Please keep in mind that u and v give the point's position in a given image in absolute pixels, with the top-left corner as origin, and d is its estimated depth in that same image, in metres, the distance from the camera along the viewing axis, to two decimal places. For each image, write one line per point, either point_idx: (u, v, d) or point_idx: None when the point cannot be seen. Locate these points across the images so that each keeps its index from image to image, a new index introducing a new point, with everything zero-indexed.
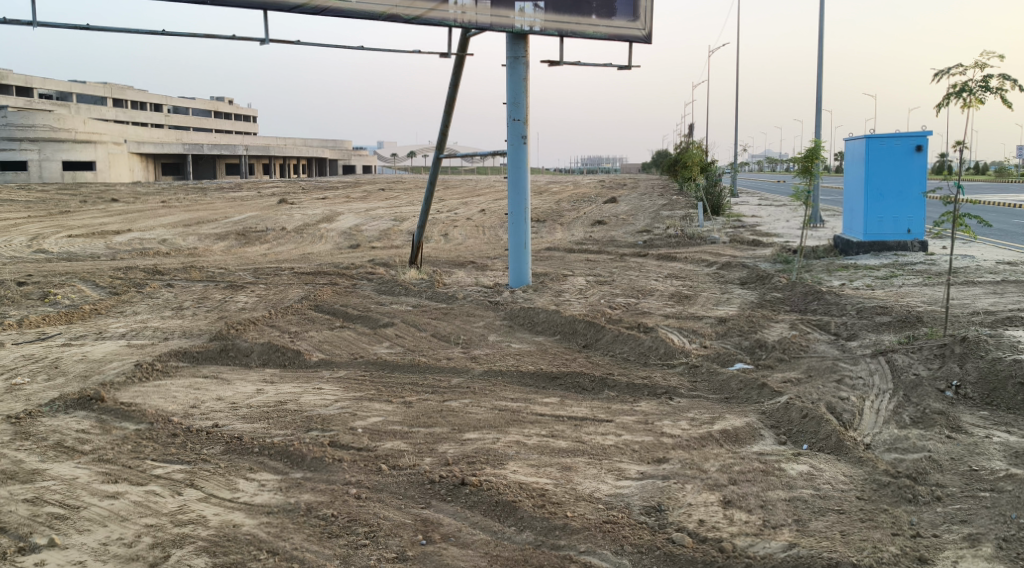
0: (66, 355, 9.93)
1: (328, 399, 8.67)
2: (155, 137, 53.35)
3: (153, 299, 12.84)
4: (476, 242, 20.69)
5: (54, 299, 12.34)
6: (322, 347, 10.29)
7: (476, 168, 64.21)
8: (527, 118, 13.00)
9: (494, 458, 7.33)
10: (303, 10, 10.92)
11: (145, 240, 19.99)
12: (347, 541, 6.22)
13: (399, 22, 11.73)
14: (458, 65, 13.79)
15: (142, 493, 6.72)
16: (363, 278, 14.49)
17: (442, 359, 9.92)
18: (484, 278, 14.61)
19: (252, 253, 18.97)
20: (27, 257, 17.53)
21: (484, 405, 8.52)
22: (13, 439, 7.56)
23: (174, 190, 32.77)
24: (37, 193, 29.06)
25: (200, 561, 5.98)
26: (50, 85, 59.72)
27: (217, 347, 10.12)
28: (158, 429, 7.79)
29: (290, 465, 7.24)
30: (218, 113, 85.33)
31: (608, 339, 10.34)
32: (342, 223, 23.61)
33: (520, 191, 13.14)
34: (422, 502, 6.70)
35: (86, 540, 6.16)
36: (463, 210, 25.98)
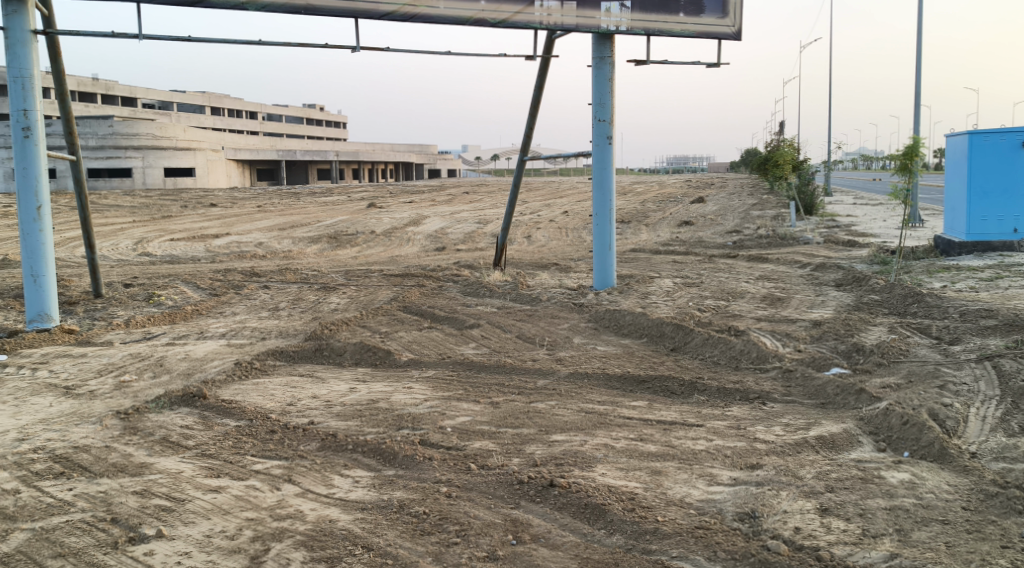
0: (170, 354, 10.31)
1: (418, 398, 8.77)
2: (250, 144, 54.98)
3: (251, 300, 13.26)
4: (560, 244, 20.74)
5: (159, 300, 12.84)
6: (412, 347, 10.44)
7: (563, 170, 64.18)
8: (613, 119, 12.89)
9: (582, 461, 7.31)
10: (393, 17, 11.33)
11: (242, 243, 20.65)
12: (439, 539, 6.29)
13: (486, 26, 11.89)
14: (545, 66, 13.81)
15: (243, 487, 6.93)
16: (450, 279, 14.68)
17: (528, 360, 9.95)
18: (569, 280, 14.59)
19: (344, 255, 19.38)
20: (133, 259, 18.31)
21: (571, 407, 8.51)
22: (123, 434, 7.89)
23: (268, 195, 33.80)
24: (141, 199, 30.27)
25: (298, 555, 6.13)
26: (153, 95, 62.09)
27: (312, 347, 10.37)
28: (257, 426, 8.02)
29: (382, 462, 7.36)
30: (310, 120, 87.47)
31: (697, 343, 10.20)
32: (429, 226, 23.92)
33: (606, 192, 13.06)
34: (512, 502, 6.73)
35: (191, 532, 6.37)
36: (547, 211, 26.06)
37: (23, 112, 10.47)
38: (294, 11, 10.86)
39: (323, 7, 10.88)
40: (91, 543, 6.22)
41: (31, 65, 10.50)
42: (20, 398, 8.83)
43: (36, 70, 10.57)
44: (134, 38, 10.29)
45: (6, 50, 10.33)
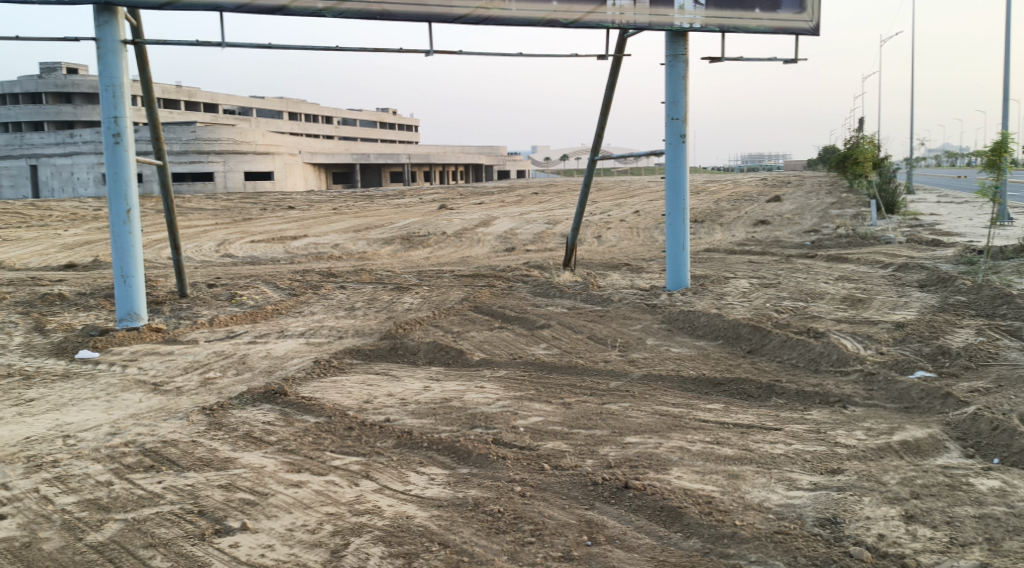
0: (252, 352, 10.56)
1: (490, 397, 8.83)
2: (325, 147, 55.99)
3: (328, 300, 13.49)
4: (632, 244, 20.60)
5: (240, 300, 13.16)
6: (483, 347, 10.49)
7: (635, 170, 63.65)
8: (686, 117, 12.73)
9: (657, 463, 7.25)
10: (465, 19, 11.45)
11: (318, 244, 21.04)
12: (514, 538, 6.32)
13: (558, 27, 11.89)
14: (616, 65, 13.75)
15: (323, 482, 7.06)
16: (521, 279, 14.72)
17: (600, 361, 9.91)
18: (642, 281, 14.48)
19: (416, 256, 19.60)
20: (216, 260, 18.83)
21: (645, 409, 8.45)
22: (208, 429, 8.11)
23: (343, 197, 34.39)
24: (223, 202, 31.09)
25: (376, 551, 6.22)
26: (233, 100, 63.70)
27: (387, 346, 10.52)
28: (336, 423, 8.17)
29: (457, 461, 7.42)
30: (384, 123, 88.63)
31: (775, 345, 10.03)
32: (499, 226, 24.00)
33: (679, 191, 12.91)
34: (586, 503, 6.71)
35: (274, 525, 6.51)
36: (619, 211, 25.91)
37: (113, 119, 10.82)
38: (370, 16, 11.08)
39: (398, 13, 11.14)
40: (180, 534, 6.40)
41: (120, 73, 10.86)
42: (111, 393, 9.16)
43: (125, 79, 10.93)
44: (217, 45, 10.62)
45: (97, 60, 10.70)
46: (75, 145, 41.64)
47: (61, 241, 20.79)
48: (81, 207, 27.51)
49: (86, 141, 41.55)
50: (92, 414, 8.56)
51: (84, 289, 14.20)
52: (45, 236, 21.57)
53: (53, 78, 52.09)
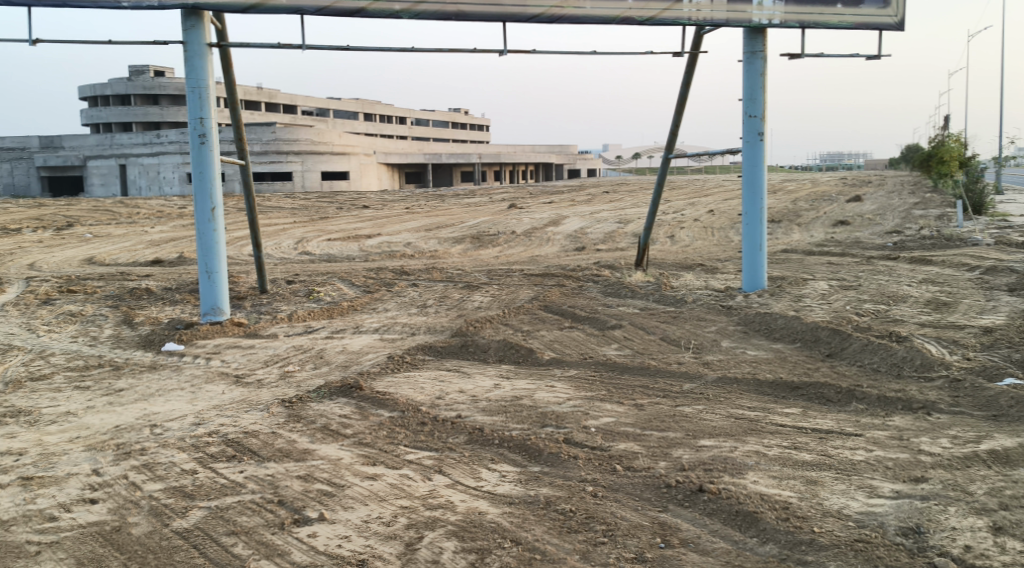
0: (329, 346, 10.75)
1: (561, 397, 8.82)
2: (399, 147, 56.62)
3: (401, 297, 13.65)
4: (705, 245, 20.34)
5: (317, 296, 13.40)
6: (554, 346, 10.49)
7: (709, 169, 62.78)
8: (764, 114, 12.49)
9: (733, 467, 7.15)
10: (539, 19, 11.45)
11: (391, 243, 21.27)
12: (587, 537, 6.30)
13: (633, 25, 11.85)
14: (692, 62, 13.58)
15: (397, 476, 7.15)
16: (591, 279, 14.67)
17: (673, 363, 9.81)
18: (716, 282, 14.28)
19: (487, 255, 19.68)
20: (294, 257, 19.21)
21: (720, 412, 8.33)
22: (287, 421, 8.29)
23: (415, 196, 34.73)
24: (301, 201, 31.71)
25: (450, 545, 6.27)
26: (312, 102, 64.92)
27: (459, 343, 10.60)
28: (409, 418, 8.26)
29: (528, 459, 7.43)
30: (456, 123, 89.27)
31: (856, 348, 9.79)
32: (570, 226, 23.95)
33: (756, 190, 12.69)
34: (659, 505, 6.65)
35: (350, 516, 6.62)
36: (692, 211, 25.61)
37: (198, 120, 11.11)
38: (446, 16, 11.19)
39: (473, 13, 11.22)
40: (261, 523, 6.55)
41: (206, 76, 11.15)
42: (195, 384, 9.42)
43: (210, 81, 11.23)
44: (298, 48, 10.87)
45: (184, 62, 11.02)
46: (161, 145, 42.93)
47: (147, 237, 21.48)
48: (166, 204, 28.34)
49: (172, 141, 42.39)
50: (178, 404, 8.81)
51: (170, 284, 14.63)
52: (133, 233, 22.31)
53: (142, 81, 53.77)
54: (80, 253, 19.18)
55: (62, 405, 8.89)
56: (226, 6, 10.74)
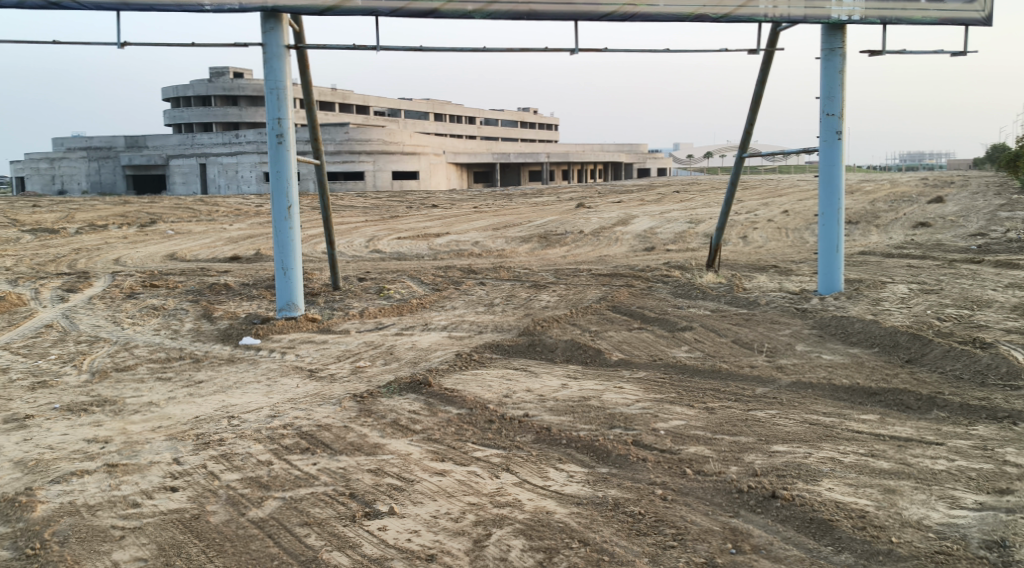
0: (399, 343, 10.86)
1: (630, 398, 8.76)
2: (470, 146, 56.90)
3: (469, 296, 13.72)
4: (778, 246, 19.97)
5: (387, 294, 13.56)
6: (622, 347, 10.42)
7: (783, 169, 61.51)
8: (843, 112, 12.19)
9: (807, 474, 7.00)
10: (612, 17, 11.41)
11: (460, 242, 21.39)
12: (656, 541, 6.24)
13: (707, 22, 11.72)
14: (768, 59, 13.34)
15: (465, 473, 7.19)
16: (660, 280, 14.53)
17: (746, 366, 9.64)
18: (789, 284, 14.01)
19: (555, 255, 19.64)
20: (365, 255, 19.45)
21: (794, 418, 8.17)
22: (358, 415, 8.40)
23: (483, 196, 34.86)
24: (372, 200, 32.08)
25: (518, 543, 6.28)
26: (384, 102, 65.70)
27: (526, 342, 10.61)
28: (477, 415, 8.29)
29: (596, 460, 7.40)
30: (525, 122, 89.41)
31: (937, 355, 9.51)
32: (638, 226, 23.77)
33: (833, 191, 12.41)
34: (730, 510, 6.55)
35: (419, 511, 6.67)
36: (765, 211, 25.16)
37: (276, 120, 11.34)
38: (518, 16, 11.23)
39: (545, 12, 11.20)
40: (333, 514, 6.65)
41: (283, 77, 11.36)
42: (271, 377, 9.62)
43: (288, 82, 11.43)
44: (374, 48, 11.06)
45: (263, 63, 11.24)
46: (239, 144, 43.92)
47: (226, 234, 22.01)
48: (242, 203, 29.01)
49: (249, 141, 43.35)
50: (254, 396, 9.01)
51: (247, 280, 14.95)
52: (212, 230, 22.89)
53: (221, 81, 55.12)
54: (162, 249, 19.77)
55: (145, 395, 9.17)
56: (304, 8, 10.91)
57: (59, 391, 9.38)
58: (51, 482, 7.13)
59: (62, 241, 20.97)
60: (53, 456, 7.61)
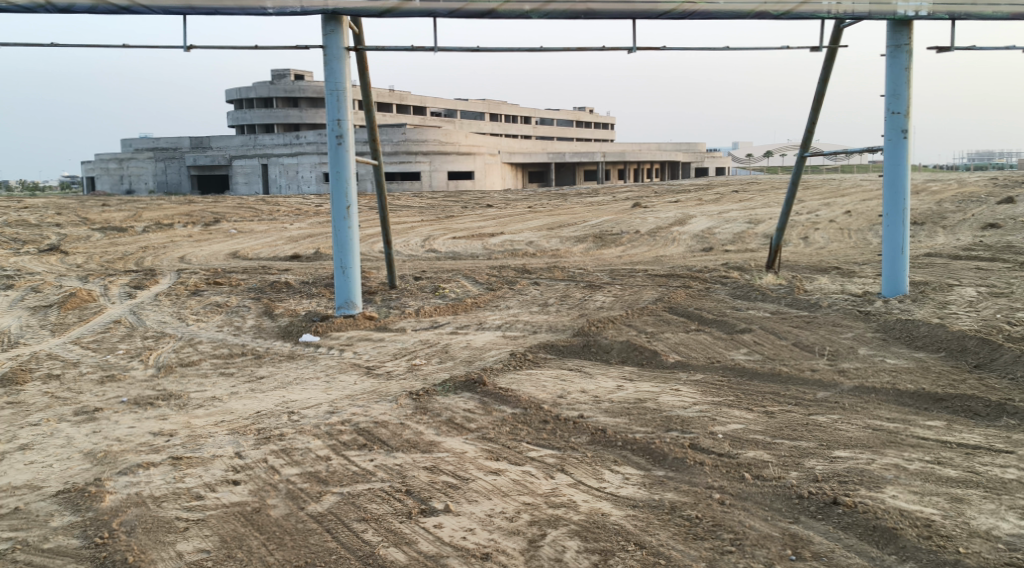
0: (454, 342, 10.91)
1: (687, 401, 8.67)
2: (525, 146, 56.90)
3: (523, 295, 13.72)
4: (840, 247, 19.60)
5: (443, 293, 13.62)
6: (679, 349, 10.32)
7: (846, 169, 60.17)
8: (909, 110, 11.90)
9: (870, 480, 6.85)
10: (670, 15, 11.31)
11: (515, 241, 21.40)
12: (713, 545, 6.17)
13: (768, 19, 11.54)
14: (831, 57, 13.10)
15: (520, 473, 7.19)
16: (718, 281, 14.36)
17: (806, 370, 9.47)
18: (852, 286, 13.74)
19: (610, 255, 19.55)
20: (421, 255, 19.57)
21: (856, 423, 8.00)
22: (414, 413, 8.46)
23: (538, 196, 34.77)
24: (428, 200, 32.29)
25: (573, 544, 6.26)
26: (440, 103, 66.06)
27: (581, 342, 10.57)
28: (531, 415, 8.28)
29: (652, 462, 7.34)
30: (581, 122, 89.16)
31: (1006, 360, 9.24)
32: (696, 226, 23.53)
33: (898, 190, 12.13)
34: (790, 516, 6.44)
35: (474, 510, 6.69)
36: (827, 211, 24.70)
37: (337, 121, 11.48)
38: (576, 15, 11.22)
39: (603, 11, 11.16)
40: (389, 511, 6.70)
41: (343, 79, 11.48)
42: (329, 374, 9.74)
43: (347, 84, 11.55)
44: (430, 49, 11.21)
45: (323, 65, 11.37)
46: (300, 145, 44.53)
47: (286, 233, 22.36)
48: (303, 203, 29.42)
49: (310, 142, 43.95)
50: (313, 393, 9.13)
51: (307, 278, 15.17)
52: (274, 229, 23.28)
53: (282, 82, 55.97)
54: (225, 247, 20.16)
55: (209, 390, 9.36)
56: (363, 11, 11.03)
57: (126, 385, 9.61)
58: (119, 474, 7.31)
59: (130, 239, 21.53)
60: (120, 449, 7.80)
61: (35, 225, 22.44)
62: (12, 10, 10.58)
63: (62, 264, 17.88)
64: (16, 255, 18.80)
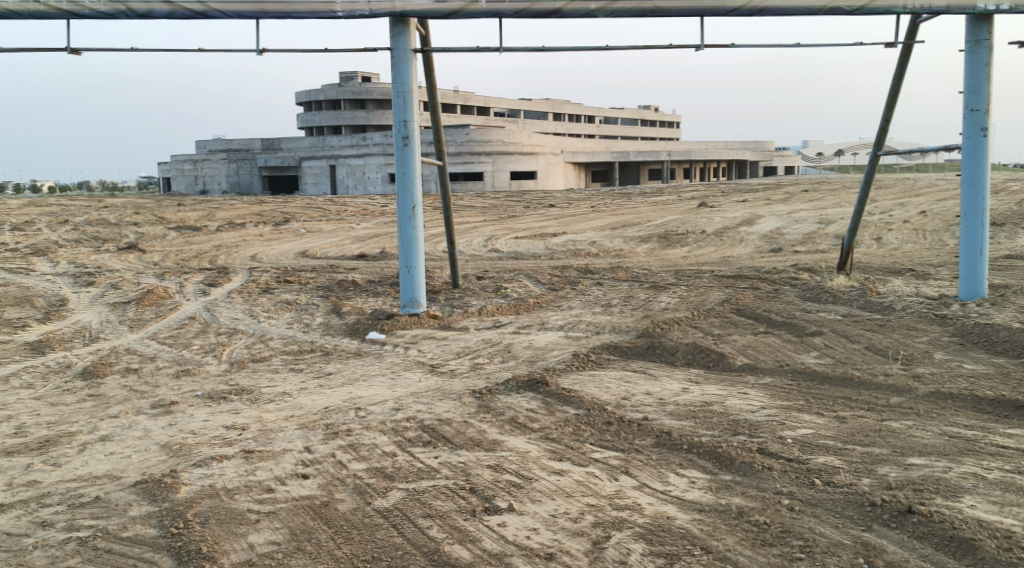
0: (516, 342, 10.93)
1: (754, 404, 8.54)
2: (590, 146, 56.69)
3: (586, 296, 13.68)
4: (914, 248, 19.07)
5: (505, 293, 13.65)
6: (746, 351, 10.17)
7: (920, 169, 58.56)
8: (989, 107, 11.53)
9: (947, 489, 6.66)
10: (740, 12, 11.14)
11: (579, 241, 21.34)
12: (782, 552, 6.07)
13: (841, 14, 11.30)
14: (907, 53, 12.76)
15: (584, 473, 7.17)
16: (786, 282, 14.12)
17: (880, 375, 9.24)
18: (927, 289, 13.34)
19: (674, 256, 19.35)
20: (484, 255, 19.64)
21: (932, 430, 7.79)
22: (477, 411, 8.50)
23: (602, 196, 34.52)
24: (491, 200, 32.38)
25: (638, 547, 6.22)
26: (505, 103, 66.20)
27: (645, 344, 10.49)
28: (595, 416, 8.25)
29: (719, 466, 7.25)
30: (645, 121, 88.50)
31: None
32: (764, 226, 23.14)
33: (977, 190, 11.77)
34: (862, 524, 6.31)
35: (538, 510, 6.69)
36: (900, 212, 24.06)
37: (403, 122, 11.59)
38: (642, 14, 11.15)
39: (669, 8, 11.06)
40: (453, 508, 6.74)
41: (410, 80, 11.56)
42: (394, 371, 9.85)
43: (414, 85, 11.65)
44: (495, 49, 11.30)
45: (390, 67, 11.47)
46: (366, 146, 45.06)
47: (353, 233, 22.67)
48: (369, 203, 29.77)
49: (376, 144, 44.46)
50: (379, 390, 9.24)
51: (373, 277, 15.36)
52: (341, 229, 23.61)
53: (350, 85, 56.78)
54: (295, 247, 20.53)
55: (279, 385, 9.54)
56: (429, 13, 11.08)
57: (200, 379, 9.87)
58: (193, 465, 7.50)
59: (203, 237, 22.09)
60: (194, 442, 8.00)
61: (115, 224, 23.17)
62: (95, 16, 10.93)
63: (140, 262, 18.41)
64: (96, 253, 19.40)
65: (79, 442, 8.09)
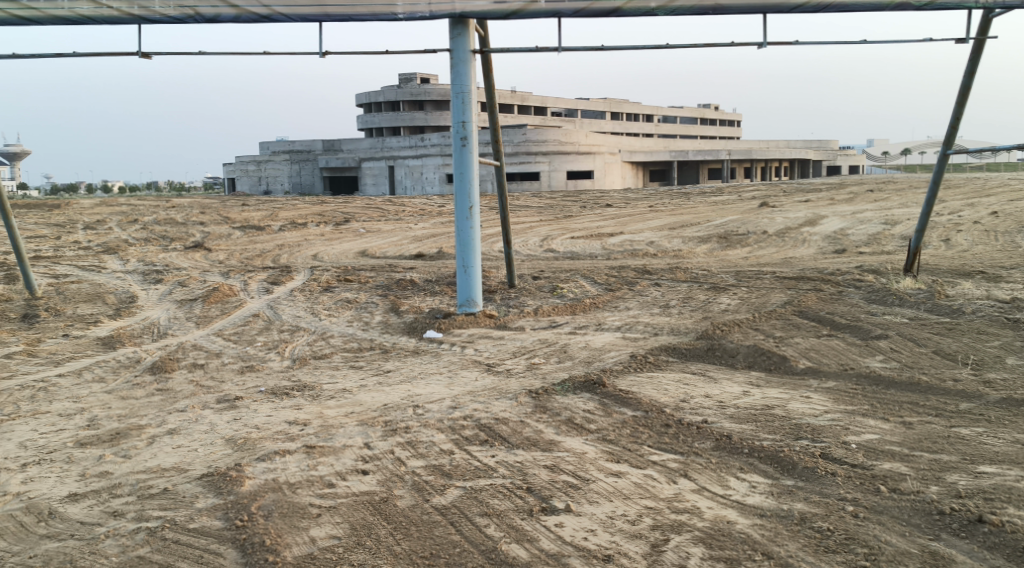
0: (573, 342, 10.91)
1: (817, 409, 8.39)
2: (647, 146, 56.31)
3: (643, 296, 13.58)
4: (983, 250, 18.55)
5: (562, 293, 13.63)
6: (809, 355, 9.98)
7: (991, 169, 56.94)
8: None
9: (1019, 498, 6.47)
10: (804, 9, 10.98)
11: (636, 241, 21.21)
12: (847, 559, 5.96)
13: (909, 10, 11.07)
14: (978, 48, 12.42)
15: (641, 476, 7.12)
16: (850, 284, 13.84)
17: (948, 380, 9.00)
18: (998, 292, 12.95)
19: (734, 256, 19.12)
20: (540, 255, 19.63)
21: (1004, 437, 7.56)
22: (534, 411, 8.50)
23: (660, 196, 34.20)
24: (548, 200, 32.33)
25: (697, 551, 6.15)
26: (562, 103, 66.10)
27: (704, 346, 10.37)
28: (653, 418, 8.20)
29: (781, 471, 7.13)
30: (705, 121, 87.54)
31: None
32: (826, 226, 22.71)
33: None
34: (930, 533, 6.16)
35: (596, 511, 6.67)
36: (970, 212, 23.39)
37: (461, 123, 11.62)
38: (703, 12, 11.03)
39: (732, 6, 10.93)
40: (511, 507, 6.75)
41: (469, 81, 11.59)
42: (452, 370, 9.91)
43: (472, 86, 11.67)
44: (554, 49, 11.28)
45: (449, 68, 11.51)
46: (425, 148, 45.35)
47: (412, 233, 22.83)
48: (428, 203, 29.96)
49: (434, 144, 44.74)
50: (437, 388, 9.30)
51: (432, 276, 15.46)
52: (400, 229, 23.80)
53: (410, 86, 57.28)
54: (355, 246, 20.76)
55: (339, 382, 9.66)
56: (489, 14, 11.07)
57: (264, 375, 10.05)
58: (257, 459, 7.64)
59: (266, 237, 22.46)
60: (258, 436, 8.14)
61: (182, 223, 23.72)
62: (164, 20, 11.17)
63: (206, 260, 18.80)
64: (164, 251, 19.87)
65: (148, 435, 8.29)
